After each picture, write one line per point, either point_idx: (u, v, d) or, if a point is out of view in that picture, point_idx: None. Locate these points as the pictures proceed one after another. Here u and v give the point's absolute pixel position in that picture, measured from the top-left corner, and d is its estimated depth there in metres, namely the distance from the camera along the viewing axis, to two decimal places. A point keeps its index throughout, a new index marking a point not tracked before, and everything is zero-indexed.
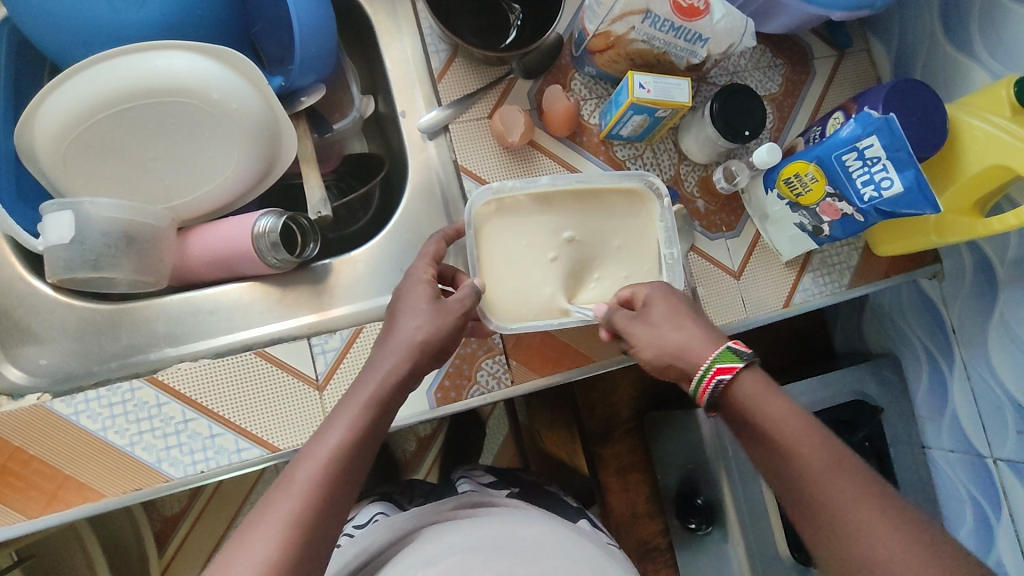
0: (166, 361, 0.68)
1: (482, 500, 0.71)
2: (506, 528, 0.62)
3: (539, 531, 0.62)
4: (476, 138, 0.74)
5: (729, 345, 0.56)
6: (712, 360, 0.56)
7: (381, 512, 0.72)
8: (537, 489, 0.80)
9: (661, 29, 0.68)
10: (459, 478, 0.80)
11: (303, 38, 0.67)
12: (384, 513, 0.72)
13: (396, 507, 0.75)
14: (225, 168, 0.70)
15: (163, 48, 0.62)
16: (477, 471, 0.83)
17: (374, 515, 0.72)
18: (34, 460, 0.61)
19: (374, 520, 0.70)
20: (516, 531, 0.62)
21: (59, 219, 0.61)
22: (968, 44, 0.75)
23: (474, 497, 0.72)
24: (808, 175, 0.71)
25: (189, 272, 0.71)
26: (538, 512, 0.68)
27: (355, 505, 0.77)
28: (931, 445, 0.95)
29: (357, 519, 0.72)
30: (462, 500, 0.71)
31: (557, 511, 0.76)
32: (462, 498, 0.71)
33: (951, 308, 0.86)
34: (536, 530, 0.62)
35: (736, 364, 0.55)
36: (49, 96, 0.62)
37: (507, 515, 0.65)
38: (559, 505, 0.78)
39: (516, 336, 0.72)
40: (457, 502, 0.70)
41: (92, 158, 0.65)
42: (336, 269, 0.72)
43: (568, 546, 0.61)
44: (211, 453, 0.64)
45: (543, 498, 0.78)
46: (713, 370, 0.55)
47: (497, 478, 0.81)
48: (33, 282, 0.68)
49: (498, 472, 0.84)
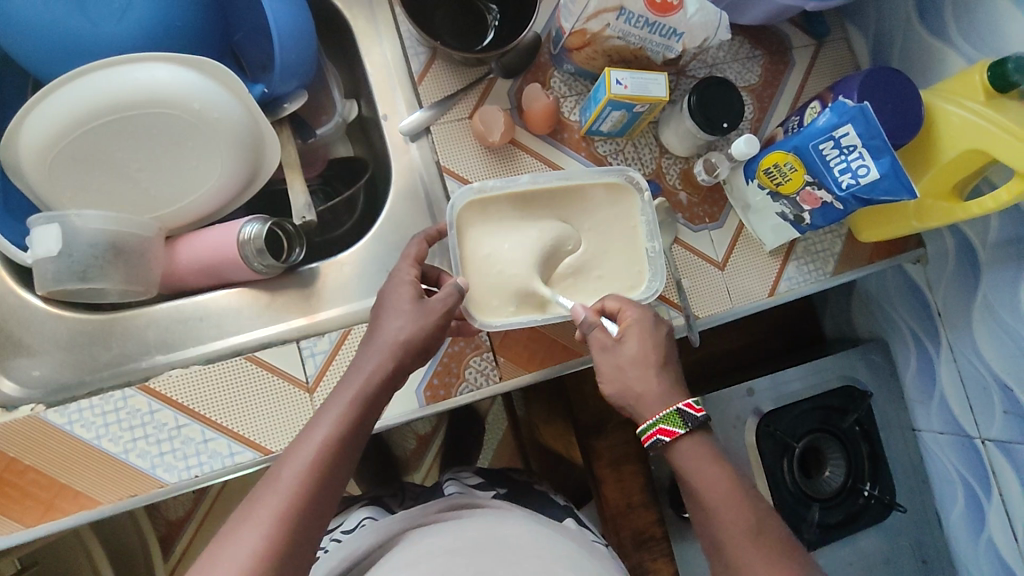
0: (158, 368, 0.69)
1: (469, 502, 0.72)
2: (488, 529, 0.63)
3: (520, 532, 0.63)
4: (458, 138, 0.75)
5: (680, 408, 0.59)
6: (658, 420, 0.59)
7: (370, 517, 0.74)
8: (527, 488, 0.82)
9: (636, 25, 0.68)
10: (447, 480, 0.81)
11: (283, 46, 0.68)
12: (372, 518, 0.74)
13: (385, 511, 0.76)
14: (209, 177, 0.70)
15: (143, 60, 0.63)
16: (466, 472, 0.84)
17: (362, 520, 0.73)
18: (30, 470, 0.62)
19: (362, 524, 0.72)
20: (497, 532, 0.63)
21: (46, 231, 0.62)
22: (943, 29, 0.75)
23: (460, 498, 0.73)
24: (787, 165, 0.72)
25: (178, 280, 0.72)
26: (523, 511, 0.69)
27: (346, 509, 0.78)
28: (921, 427, 0.95)
29: (345, 524, 0.74)
30: (446, 502, 0.72)
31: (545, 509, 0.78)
32: (449, 500, 0.72)
33: (936, 292, 0.87)
34: (519, 531, 0.63)
35: (677, 429, 0.59)
36: (32, 112, 0.62)
37: (490, 516, 0.67)
38: (547, 505, 0.79)
39: (502, 333, 0.73)
40: (442, 504, 0.71)
41: (77, 171, 0.66)
42: (322, 273, 0.73)
43: (551, 546, 0.62)
44: (205, 458, 0.65)
45: (532, 497, 0.80)
46: (656, 429, 0.59)
47: (484, 479, 0.82)
48: (24, 295, 0.69)
49: (487, 472, 0.85)
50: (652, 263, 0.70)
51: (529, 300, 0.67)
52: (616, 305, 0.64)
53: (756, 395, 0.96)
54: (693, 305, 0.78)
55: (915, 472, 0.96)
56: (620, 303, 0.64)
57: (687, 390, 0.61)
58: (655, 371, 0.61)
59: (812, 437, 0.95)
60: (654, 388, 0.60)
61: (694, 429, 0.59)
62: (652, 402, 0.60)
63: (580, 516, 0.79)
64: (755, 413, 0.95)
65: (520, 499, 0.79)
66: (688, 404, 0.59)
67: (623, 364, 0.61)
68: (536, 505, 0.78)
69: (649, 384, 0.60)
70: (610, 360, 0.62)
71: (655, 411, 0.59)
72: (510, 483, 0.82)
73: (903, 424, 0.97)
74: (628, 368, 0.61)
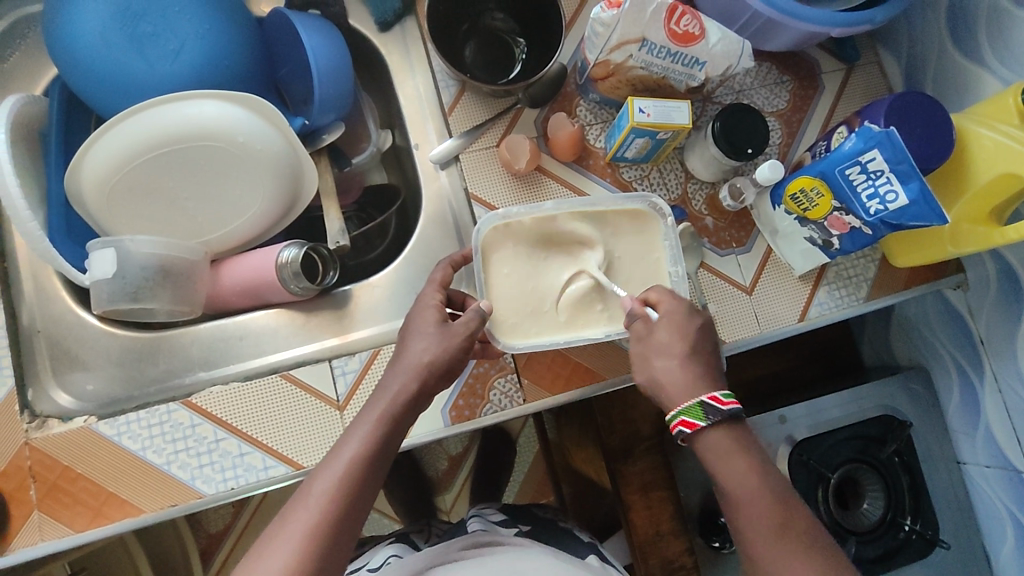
0: (200, 384, 0.74)
1: (491, 539, 0.74)
2: (507, 564, 0.65)
3: (542, 568, 0.64)
4: (485, 166, 0.77)
5: (703, 399, 0.58)
6: (679, 411, 0.58)
7: (394, 554, 0.77)
8: (551, 525, 0.84)
9: (659, 55, 0.70)
10: (472, 517, 0.84)
11: (322, 81, 0.73)
12: (397, 556, 0.77)
13: (409, 548, 0.80)
14: (251, 204, 0.75)
15: (194, 97, 0.68)
16: (490, 509, 0.86)
17: (388, 558, 0.76)
18: (82, 478, 0.66)
19: (388, 562, 0.74)
20: (517, 566, 0.65)
21: (102, 255, 0.66)
22: (977, 52, 0.74)
23: (483, 537, 0.75)
24: (814, 191, 0.71)
25: (221, 301, 0.77)
26: (542, 546, 0.71)
27: (374, 547, 0.82)
28: (965, 461, 0.92)
29: (373, 562, 0.77)
30: (468, 539, 0.74)
31: (568, 547, 0.80)
32: (472, 537, 0.74)
33: (978, 319, 0.83)
34: (540, 565, 0.65)
35: (698, 422, 0.57)
36: (93, 146, 0.68)
37: (511, 551, 0.69)
38: (571, 542, 0.81)
39: (526, 355, 0.75)
40: (466, 541, 0.73)
41: (131, 201, 0.71)
42: (355, 296, 0.77)
43: None
44: (240, 471, 0.68)
45: (555, 536, 0.82)
46: (677, 420, 0.58)
47: (507, 516, 0.84)
48: (81, 313, 0.74)
49: (511, 510, 0.87)
50: (675, 286, 0.70)
51: (551, 321, 0.68)
52: (657, 296, 0.63)
53: (790, 422, 0.94)
54: (719, 327, 0.78)
55: (962, 508, 0.92)
56: (663, 295, 0.63)
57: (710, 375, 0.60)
58: (677, 362, 0.60)
59: (846, 465, 0.93)
60: (678, 382, 0.59)
61: (718, 421, 0.57)
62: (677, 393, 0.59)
63: (603, 553, 0.80)
64: (788, 441, 0.94)
65: (542, 536, 0.81)
66: (713, 397, 0.58)
67: (651, 353, 0.61)
68: (559, 543, 0.80)
69: (674, 378, 0.59)
70: (638, 350, 0.62)
71: (676, 403, 0.59)
72: (533, 520, 0.85)
73: (946, 456, 0.93)
74: (655, 358, 0.61)
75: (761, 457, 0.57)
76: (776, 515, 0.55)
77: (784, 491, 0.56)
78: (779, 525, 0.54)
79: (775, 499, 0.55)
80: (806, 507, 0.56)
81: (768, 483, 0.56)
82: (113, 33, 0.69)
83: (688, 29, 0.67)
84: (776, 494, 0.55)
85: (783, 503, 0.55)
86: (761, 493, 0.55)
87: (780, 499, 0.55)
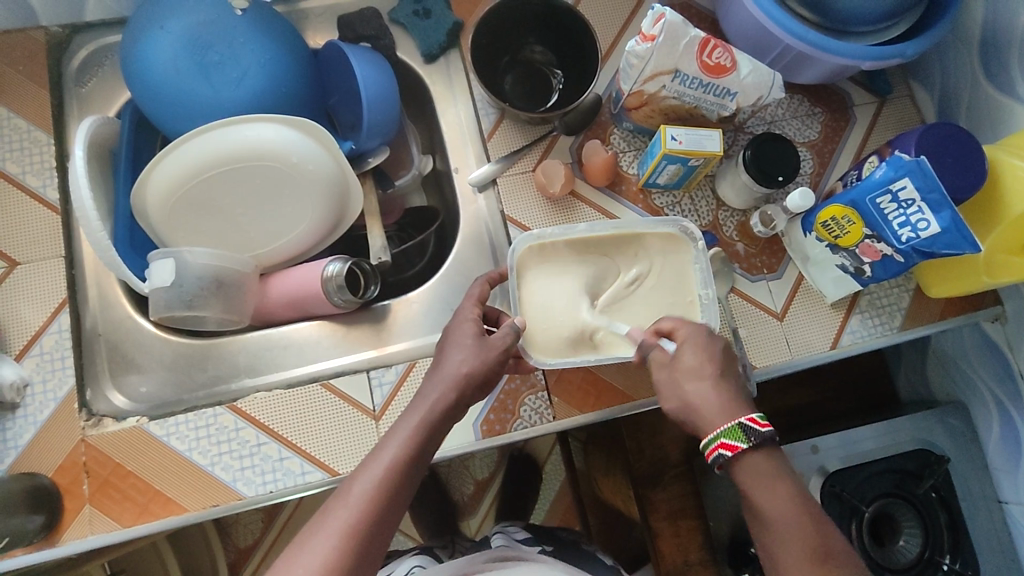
0: (245, 391, 0.78)
1: (515, 554, 0.76)
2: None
3: None
4: (521, 190, 0.81)
5: (742, 423, 0.57)
6: (719, 434, 0.58)
7: (418, 565, 0.79)
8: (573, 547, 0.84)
9: (691, 86, 0.73)
10: (495, 534, 0.86)
11: (370, 108, 0.78)
12: (420, 566, 0.78)
13: (432, 561, 0.81)
14: (302, 221, 0.80)
15: (252, 120, 0.73)
16: (513, 527, 0.88)
17: (411, 568, 0.78)
18: (131, 475, 0.70)
19: (411, 571, 0.76)
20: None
21: (163, 265, 0.70)
22: (1009, 85, 0.75)
23: (508, 551, 0.76)
24: (845, 219, 0.72)
25: (268, 312, 0.81)
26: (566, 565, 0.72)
27: (399, 557, 0.84)
28: (1009, 500, 0.89)
29: (397, 570, 0.79)
30: (495, 554, 0.75)
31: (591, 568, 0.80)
32: (494, 551, 0.76)
33: (1017, 352, 0.82)
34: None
35: (739, 444, 0.57)
36: (159, 166, 0.73)
37: (535, 568, 0.70)
38: (593, 564, 0.81)
39: (557, 373, 0.77)
40: (490, 555, 0.74)
41: (191, 217, 0.76)
42: (393, 310, 0.80)
43: None
44: (279, 475, 0.70)
45: (579, 557, 0.82)
46: (717, 443, 0.58)
47: (531, 535, 0.85)
48: (138, 320, 0.79)
49: (536, 530, 0.88)
50: (705, 309, 0.71)
51: (582, 339, 0.70)
52: (670, 325, 0.64)
53: (822, 453, 0.93)
54: (750, 352, 0.79)
55: (1003, 548, 0.89)
56: (677, 324, 0.64)
57: (740, 397, 0.60)
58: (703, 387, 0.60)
59: (884, 500, 0.91)
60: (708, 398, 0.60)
61: (759, 444, 0.57)
62: (709, 412, 0.59)
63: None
64: (820, 472, 0.92)
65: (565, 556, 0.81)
66: (752, 418, 0.57)
67: (679, 378, 0.61)
68: (583, 564, 0.81)
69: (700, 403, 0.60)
70: (665, 376, 0.62)
71: (717, 428, 0.58)
72: (555, 541, 0.85)
73: (987, 494, 0.90)
74: (685, 382, 0.61)
75: (791, 477, 0.57)
76: (807, 541, 0.54)
77: (815, 512, 0.56)
78: (810, 549, 0.54)
79: (806, 521, 0.55)
80: (835, 530, 0.56)
81: (799, 503, 0.56)
82: (182, 61, 0.74)
83: (720, 61, 0.70)
84: (806, 520, 0.55)
85: (816, 525, 0.55)
86: (792, 513, 0.55)
87: (810, 522, 0.55)
